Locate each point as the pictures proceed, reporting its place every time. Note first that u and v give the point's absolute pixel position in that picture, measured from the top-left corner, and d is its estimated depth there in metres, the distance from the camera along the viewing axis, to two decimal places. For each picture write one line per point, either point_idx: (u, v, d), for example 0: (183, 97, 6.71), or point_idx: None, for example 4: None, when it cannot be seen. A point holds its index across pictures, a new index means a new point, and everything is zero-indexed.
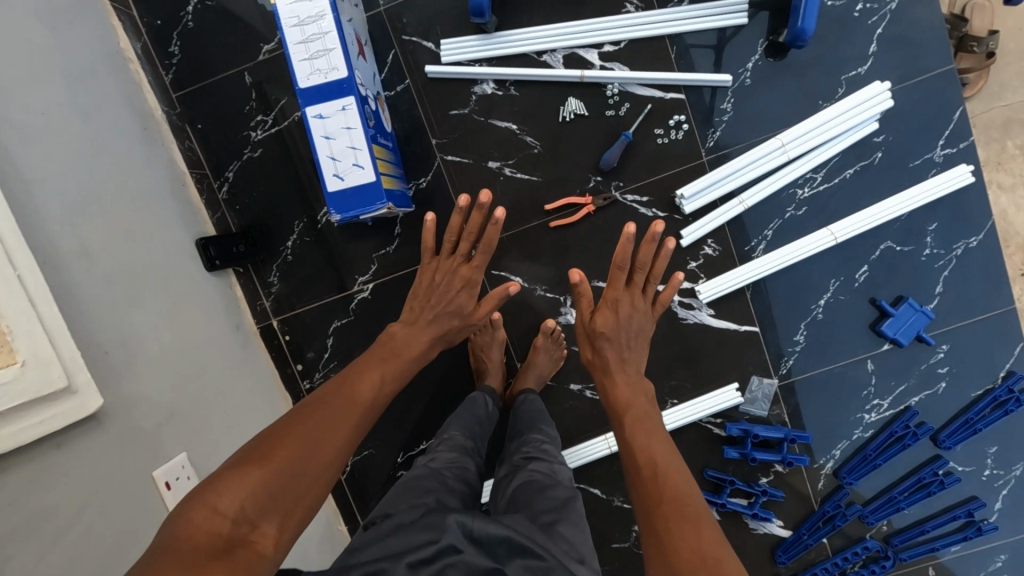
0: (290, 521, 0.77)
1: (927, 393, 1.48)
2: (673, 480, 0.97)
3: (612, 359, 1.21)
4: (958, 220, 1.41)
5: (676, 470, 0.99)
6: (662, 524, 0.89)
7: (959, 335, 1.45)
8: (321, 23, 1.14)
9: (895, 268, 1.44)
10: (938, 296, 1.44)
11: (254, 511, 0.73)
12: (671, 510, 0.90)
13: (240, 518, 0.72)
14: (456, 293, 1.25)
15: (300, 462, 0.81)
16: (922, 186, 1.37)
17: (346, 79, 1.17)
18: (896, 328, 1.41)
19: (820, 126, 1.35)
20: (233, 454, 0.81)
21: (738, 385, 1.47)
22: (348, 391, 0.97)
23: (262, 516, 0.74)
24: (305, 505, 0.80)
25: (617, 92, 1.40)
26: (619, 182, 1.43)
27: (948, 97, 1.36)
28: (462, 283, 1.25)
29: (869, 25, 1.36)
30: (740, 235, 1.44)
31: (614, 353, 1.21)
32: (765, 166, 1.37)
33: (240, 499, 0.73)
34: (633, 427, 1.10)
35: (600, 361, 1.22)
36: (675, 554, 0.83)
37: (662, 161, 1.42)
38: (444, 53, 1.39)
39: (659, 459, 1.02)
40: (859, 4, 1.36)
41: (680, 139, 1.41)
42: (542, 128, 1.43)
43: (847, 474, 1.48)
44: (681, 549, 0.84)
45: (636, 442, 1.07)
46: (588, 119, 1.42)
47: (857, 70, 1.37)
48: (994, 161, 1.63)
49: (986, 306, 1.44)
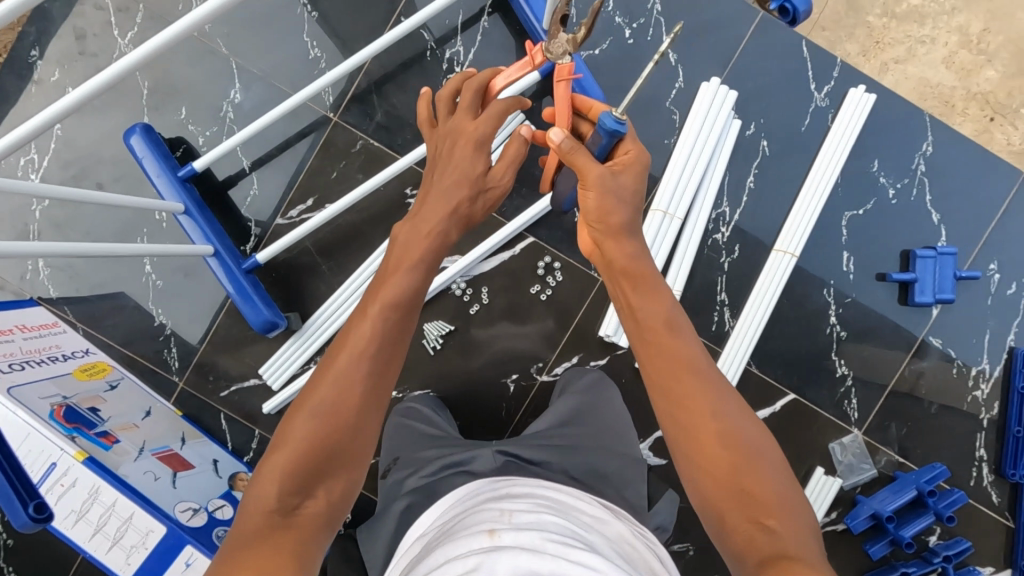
0: (314, 516, 0.60)
1: (1017, 324, 1.15)
2: (725, 443, 0.61)
3: (600, 210, 0.71)
4: (896, 139, 1.14)
5: (671, 324, 0.68)
6: (692, 446, 0.62)
7: (998, 244, 1.14)
8: (100, 497, 0.89)
9: (879, 232, 1.14)
10: (942, 226, 1.14)
11: (293, 488, 0.60)
12: (680, 404, 0.63)
13: (297, 479, 0.60)
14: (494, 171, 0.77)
15: (332, 428, 0.62)
16: (834, 141, 1.10)
17: (168, 531, 0.90)
18: (930, 288, 1.11)
19: (686, 166, 1.09)
20: (280, 426, 0.64)
21: (821, 474, 1.13)
22: (346, 344, 0.66)
23: (274, 523, 0.58)
24: (344, 463, 0.63)
25: (466, 284, 1.15)
26: (539, 363, 1.16)
27: (783, 44, 1.13)
28: (479, 142, 0.74)
29: (652, 40, 1.13)
30: (696, 320, 1.15)
31: (599, 203, 0.71)
32: (665, 244, 1.10)
33: (284, 464, 0.60)
34: (660, 354, 0.66)
35: (595, 212, 0.71)
36: (724, 464, 0.60)
37: (563, 313, 1.16)
38: (268, 380, 1.14)
39: (699, 399, 0.62)
40: (627, 30, 1.13)
41: (561, 280, 1.16)
42: (419, 371, 1.16)
43: (1014, 468, 1.12)
44: (715, 432, 0.61)
45: (664, 368, 0.65)
46: (459, 330, 1.16)
47: (676, 86, 1.13)
48: (876, 36, 1.35)
49: (997, 196, 1.14)
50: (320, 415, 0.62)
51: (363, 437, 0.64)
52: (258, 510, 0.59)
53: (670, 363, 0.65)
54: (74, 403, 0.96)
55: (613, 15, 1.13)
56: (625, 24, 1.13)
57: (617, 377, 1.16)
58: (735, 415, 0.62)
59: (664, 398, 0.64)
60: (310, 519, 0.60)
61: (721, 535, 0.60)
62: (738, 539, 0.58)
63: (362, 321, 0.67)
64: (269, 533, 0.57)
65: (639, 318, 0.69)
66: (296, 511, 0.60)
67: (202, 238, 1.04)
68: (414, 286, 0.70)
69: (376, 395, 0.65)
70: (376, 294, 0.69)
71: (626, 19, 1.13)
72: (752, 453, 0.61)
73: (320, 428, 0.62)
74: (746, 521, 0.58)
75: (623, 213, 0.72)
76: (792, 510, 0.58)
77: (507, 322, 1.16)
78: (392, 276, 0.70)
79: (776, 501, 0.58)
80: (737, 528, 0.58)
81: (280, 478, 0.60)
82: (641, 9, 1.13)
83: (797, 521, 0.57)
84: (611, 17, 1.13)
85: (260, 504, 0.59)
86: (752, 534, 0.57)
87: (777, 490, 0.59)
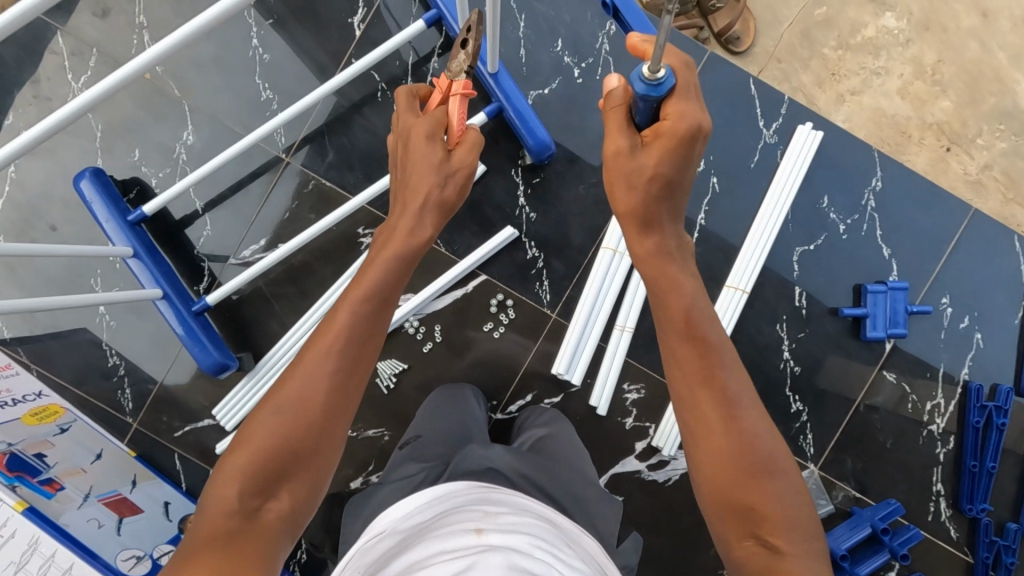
0: (276, 519, 0.59)
1: (970, 356, 1.15)
2: (740, 449, 0.59)
3: (646, 208, 0.64)
4: (844, 173, 1.14)
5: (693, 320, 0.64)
6: (707, 440, 0.60)
7: (949, 277, 1.15)
8: (40, 548, 0.88)
9: (830, 266, 1.15)
10: (893, 260, 1.15)
11: (255, 490, 0.59)
12: (701, 399, 0.61)
13: (260, 480, 0.59)
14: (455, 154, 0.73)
15: (298, 427, 0.61)
16: (782, 176, 1.11)
17: None
18: (882, 323, 1.11)
19: None
20: (247, 423, 0.63)
21: None
22: (313, 342, 0.65)
23: (234, 524, 0.57)
24: (311, 464, 0.62)
25: (419, 322, 1.15)
26: (493, 401, 1.16)
27: (730, 82, 1.14)
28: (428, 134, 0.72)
29: (600, 79, 1.15)
30: (649, 356, 1.15)
31: (652, 200, 0.64)
32: (615, 281, 1.10)
33: (247, 464, 0.59)
34: (689, 339, 0.63)
35: (627, 200, 0.64)
36: (736, 467, 0.59)
37: (516, 350, 1.16)
38: (221, 421, 1.13)
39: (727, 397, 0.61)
40: (575, 70, 1.15)
41: (514, 317, 1.15)
42: (373, 410, 1.16)
43: (971, 503, 1.11)
44: (732, 443, 0.60)
45: (688, 359, 0.63)
46: (412, 368, 1.16)
47: None
48: (831, 67, 1.36)
49: (947, 229, 1.15)
50: (286, 412, 0.62)
51: (332, 438, 0.63)
52: (218, 512, 0.58)
53: (694, 355, 0.63)
54: (19, 451, 0.96)
55: (561, 55, 1.14)
56: (573, 64, 1.15)
57: (571, 413, 1.16)
58: (754, 422, 0.61)
59: (684, 405, 0.62)
60: (271, 520, 0.59)
61: (727, 552, 0.60)
62: (744, 545, 0.59)
63: (335, 320, 0.67)
64: (227, 535, 0.56)
65: (668, 304, 0.65)
66: (258, 513, 0.59)
67: (150, 281, 1.05)
68: (385, 286, 0.69)
69: (347, 393, 0.65)
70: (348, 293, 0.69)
71: (574, 59, 1.15)
72: (766, 460, 0.60)
73: (288, 428, 0.61)
74: (750, 528, 0.58)
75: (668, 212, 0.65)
76: (800, 521, 0.58)
77: (460, 359, 1.16)
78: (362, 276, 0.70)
79: (780, 515, 0.58)
80: (736, 536, 0.59)
81: (241, 479, 0.59)
82: (589, 48, 1.15)
83: (800, 532, 0.58)
84: (560, 57, 1.14)
85: (219, 506, 0.58)
86: (752, 548, 0.58)
87: (786, 499, 0.59)
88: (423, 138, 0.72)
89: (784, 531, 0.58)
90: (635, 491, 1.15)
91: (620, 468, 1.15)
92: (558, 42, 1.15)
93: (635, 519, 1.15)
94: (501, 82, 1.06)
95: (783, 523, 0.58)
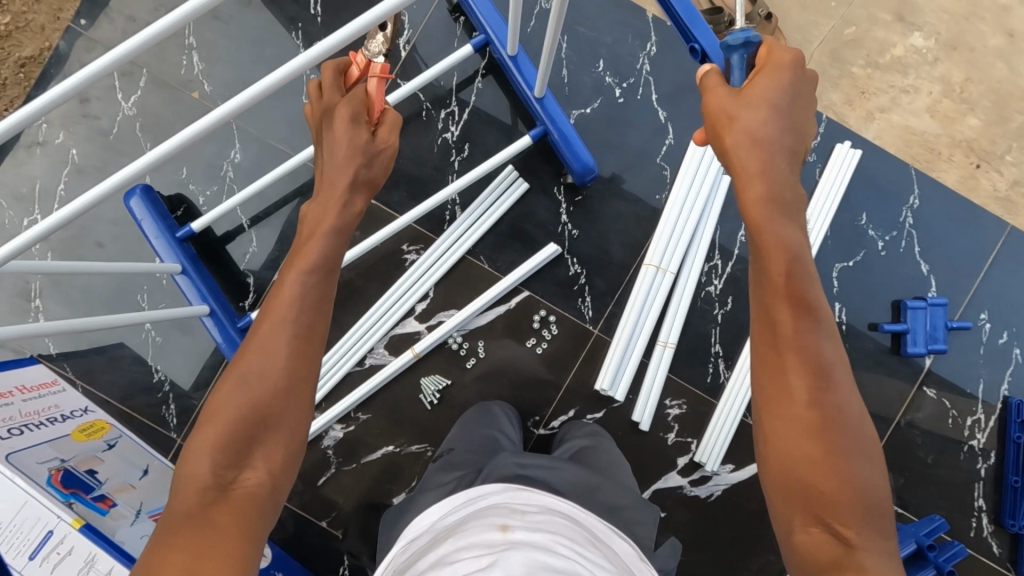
0: (253, 496, 0.58)
1: (1010, 372, 1.16)
2: (821, 420, 0.57)
3: (760, 133, 0.61)
4: (877, 192, 1.18)
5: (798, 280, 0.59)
6: (781, 409, 0.58)
7: (986, 294, 1.16)
8: (97, 566, 0.87)
9: (868, 283, 1.17)
10: (930, 276, 1.17)
11: (225, 467, 0.58)
12: (785, 368, 0.58)
13: (227, 456, 0.58)
14: (380, 135, 0.70)
15: (261, 401, 0.59)
16: (821, 194, 1.12)
17: None
18: (922, 339, 1.12)
19: (677, 221, 1.11)
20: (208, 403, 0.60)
21: None
22: (266, 313, 0.62)
23: (207, 503, 0.56)
24: (277, 438, 0.60)
25: (462, 338, 1.17)
26: (535, 417, 1.16)
27: None
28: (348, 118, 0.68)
29: (641, 99, 1.17)
30: (690, 371, 1.16)
31: (764, 122, 0.61)
32: (658, 297, 1.11)
33: (213, 443, 0.58)
34: (786, 302, 0.59)
35: (747, 132, 0.61)
36: (815, 442, 0.56)
37: (558, 365, 1.16)
38: None
39: (821, 365, 0.57)
40: (616, 90, 1.17)
41: (556, 333, 1.16)
42: (416, 425, 1.16)
43: (1014, 519, 1.11)
44: (814, 417, 0.57)
45: (772, 326, 0.60)
46: (456, 384, 1.17)
47: (665, 143, 1.16)
48: None
49: (982, 246, 1.17)
50: (244, 388, 0.60)
51: (296, 411, 0.61)
52: (190, 492, 0.56)
53: (784, 321, 0.59)
54: (72, 466, 0.96)
55: (603, 76, 1.17)
56: (614, 84, 1.17)
57: (613, 429, 1.16)
58: (843, 398, 0.58)
59: (768, 373, 0.59)
60: (244, 494, 0.58)
61: (786, 535, 0.58)
62: (805, 529, 0.56)
63: (281, 288, 0.63)
64: (203, 514, 0.56)
65: (767, 262, 0.60)
66: (232, 488, 0.58)
67: (198, 296, 1.06)
68: (331, 251, 0.65)
69: (304, 363, 0.62)
70: (294, 260, 0.65)
71: (615, 79, 1.17)
72: (850, 437, 0.57)
73: (249, 402, 0.59)
74: (817, 514, 0.56)
75: (782, 137, 0.62)
76: (872, 514, 0.55)
77: (503, 375, 1.17)
78: (308, 240, 0.66)
79: (857, 504, 0.55)
80: (798, 522, 0.56)
81: (210, 458, 0.57)
82: (630, 69, 1.17)
83: (870, 527, 0.55)
84: (601, 77, 1.17)
85: (190, 485, 0.57)
86: (816, 537, 0.55)
87: (866, 487, 0.56)
88: (344, 123, 0.67)
89: (856, 524, 0.55)
90: (678, 507, 1.15)
91: (663, 484, 1.15)
92: (599, 63, 1.17)
93: (678, 535, 1.15)
94: (547, 107, 1.08)
95: (856, 514, 0.55)
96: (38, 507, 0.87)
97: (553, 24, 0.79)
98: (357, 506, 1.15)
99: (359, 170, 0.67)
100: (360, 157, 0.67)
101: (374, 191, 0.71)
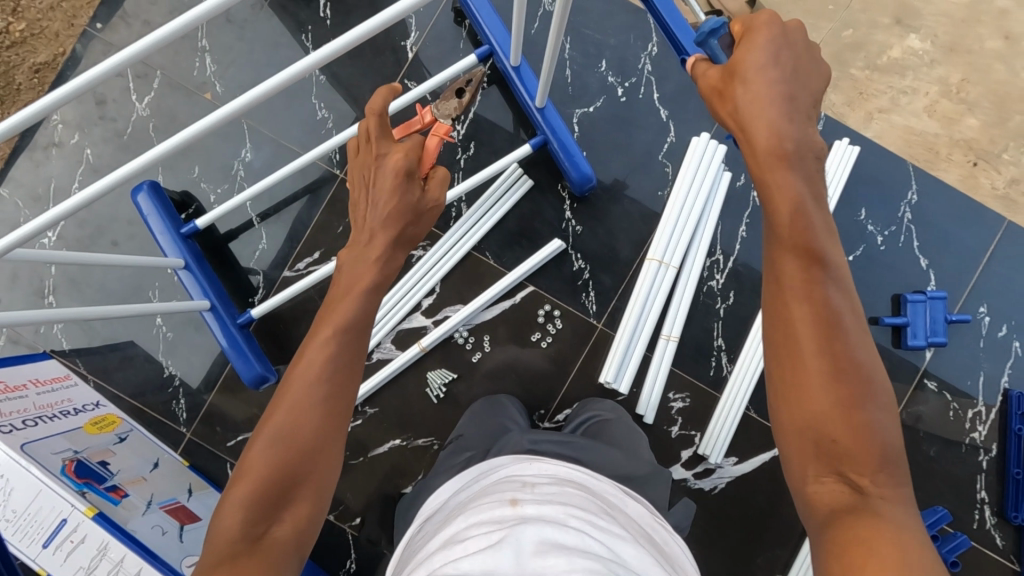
0: (283, 548, 0.57)
1: (1010, 365, 1.17)
2: (836, 378, 0.55)
3: (780, 126, 0.60)
4: (876, 189, 1.21)
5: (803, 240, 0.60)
6: (789, 375, 0.57)
7: (985, 288, 1.18)
8: (109, 553, 0.89)
9: (867, 277, 1.18)
10: (929, 271, 1.18)
11: (256, 519, 0.57)
12: (791, 327, 0.58)
13: (261, 508, 0.57)
14: (430, 192, 0.73)
15: (294, 454, 0.60)
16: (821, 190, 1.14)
17: None
18: (922, 332, 1.13)
19: (679, 217, 1.13)
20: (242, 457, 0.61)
21: None
22: (298, 368, 0.64)
23: (237, 554, 0.55)
24: (309, 491, 0.60)
25: (468, 332, 1.18)
26: (541, 410, 1.17)
27: None
28: (404, 170, 0.69)
29: (643, 98, 1.20)
30: (694, 365, 1.17)
31: (773, 114, 0.61)
32: (661, 291, 1.13)
33: (246, 494, 0.57)
34: (792, 266, 0.60)
35: (762, 129, 0.61)
36: (833, 402, 0.55)
37: (563, 359, 1.18)
38: None
39: (831, 320, 0.57)
40: (619, 90, 1.20)
41: (561, 327, 1.18)
42: (423, 418, 1.18)
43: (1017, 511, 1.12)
44: (828, 381, 0.55)
45: (778, 290, 0.60)
46: (462, 378, 1.18)
47: (667, 141, 1.19)
48: None
49: (981, 241, 1.19)
50: (278, 440, 0.60)
51: (329, 462, 0.61)
52: (222, 542, 0.56)
53: (790, 281, 0.59)
54: (85, 458, 0.98)
55: (606, 76, 1.20)
56: (617, 84, 1.20)
57: None
58: (859, 353, 0.57)
59: (778, 333, 0.59)
60: (274, 545, 0.57)
61: (799, 488, 0.57)
62: (823, 484, 0.55)
63: (316, 344, 0.65)
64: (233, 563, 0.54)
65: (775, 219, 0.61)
66: (262, 540, 0.57)
67: (200, 293, 1.08)
68: (365, 311, 0.67)
69: (338, 418, 0.63)
70: (328, 317, 0.67)
71: (618, 79, 1.20)
72: (868, 394, 0.55)
73: (284, 452, 0.60)
74: (833, 466, 0.55)
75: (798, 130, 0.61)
76: (893, 473, 0.54)
77: (509, 369, 1.18)
78: (341, 300, 0.67)
79: (879, 457, 0.54)
80: (814, 478, 0.55)
81: (242, 511, 0.57)
82: (633, 69, 1.20)
83: (894, 481, 0.53)
84: (605, 78, 1.20)
85: (221, 538, 0.56)
86: (829, 493, 0.54)
87: (886, 441, 0.54)
88: (400, 173, 0.70)
89: (878, 475, 0.53)
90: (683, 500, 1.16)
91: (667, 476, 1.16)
92: (602, 64, 1.20)
93: None
94: (548, 118, 1.11)
95: (878, 470, 0.53)
96: (51, 497, 0.88)
97: (556, 27, 0.77)
98: (365, 500, 1.16)
99: (404, 227, 0.70)
100: (409, 214, 0.70)
101: (411, 251, 0.74)
